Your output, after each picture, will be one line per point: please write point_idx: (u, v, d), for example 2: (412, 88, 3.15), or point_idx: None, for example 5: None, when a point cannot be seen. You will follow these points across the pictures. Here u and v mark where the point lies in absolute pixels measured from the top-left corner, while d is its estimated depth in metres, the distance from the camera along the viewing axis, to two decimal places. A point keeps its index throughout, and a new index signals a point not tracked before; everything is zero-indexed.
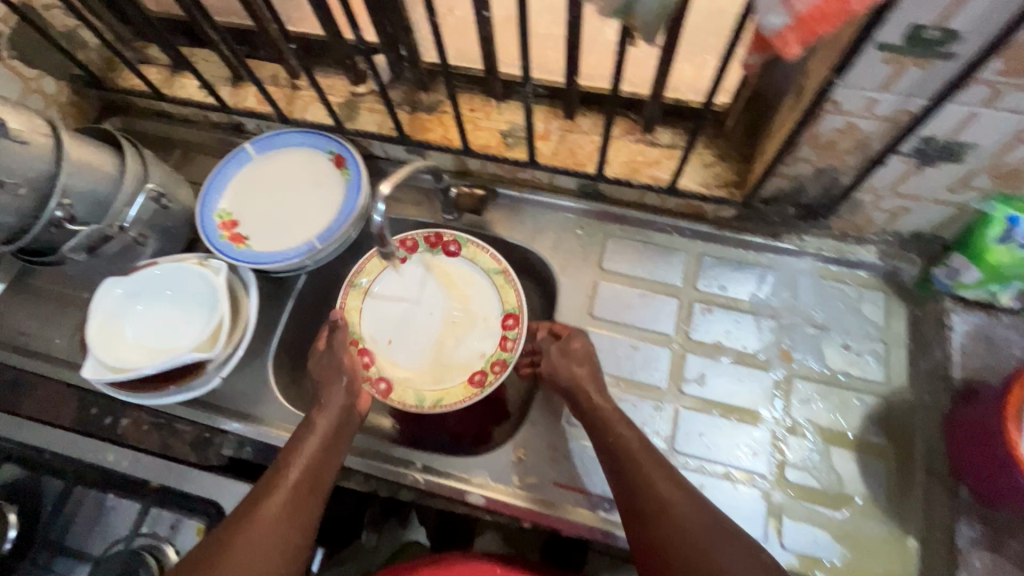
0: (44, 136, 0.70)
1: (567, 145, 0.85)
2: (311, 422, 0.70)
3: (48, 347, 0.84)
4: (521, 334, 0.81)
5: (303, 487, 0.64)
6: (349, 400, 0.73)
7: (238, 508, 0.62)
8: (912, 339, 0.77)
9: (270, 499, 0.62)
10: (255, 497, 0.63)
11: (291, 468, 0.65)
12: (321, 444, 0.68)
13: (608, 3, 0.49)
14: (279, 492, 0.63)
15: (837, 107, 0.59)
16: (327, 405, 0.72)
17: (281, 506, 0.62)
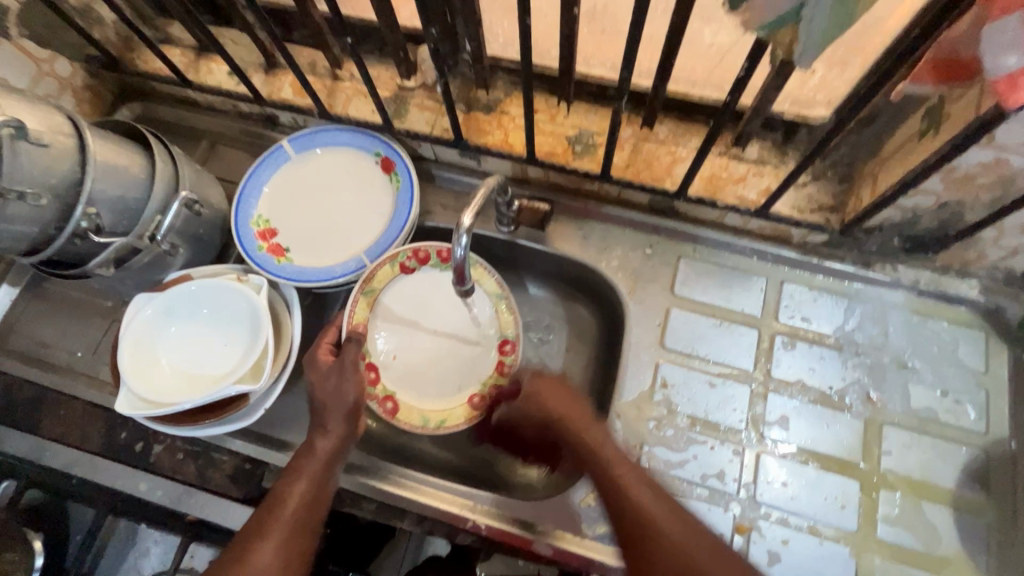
0: (66, 137, 0.61)
1: (643, 156, 0.76)
2: (306, 451, 0.62)
3: (69, 361, 0.77)
4: (515, 360, 0.75)
5: (298, 530, 0.58)
6: (349, 430, 0.64)
7: (225, 559, 0.56)
8: (1015, 386, 0.71)
9: (262, 545, 0.56)
10: (242, 546, 0.56)
11: (284, 508, 0.58)
12: (318, 478, 0.61)
13: (763, 19, 0.40)
14: (271, 539, 0.57)
15: (989, 142, 0.51)
16: (328, 428, 0.63)
17: (274, 555, 0.56)
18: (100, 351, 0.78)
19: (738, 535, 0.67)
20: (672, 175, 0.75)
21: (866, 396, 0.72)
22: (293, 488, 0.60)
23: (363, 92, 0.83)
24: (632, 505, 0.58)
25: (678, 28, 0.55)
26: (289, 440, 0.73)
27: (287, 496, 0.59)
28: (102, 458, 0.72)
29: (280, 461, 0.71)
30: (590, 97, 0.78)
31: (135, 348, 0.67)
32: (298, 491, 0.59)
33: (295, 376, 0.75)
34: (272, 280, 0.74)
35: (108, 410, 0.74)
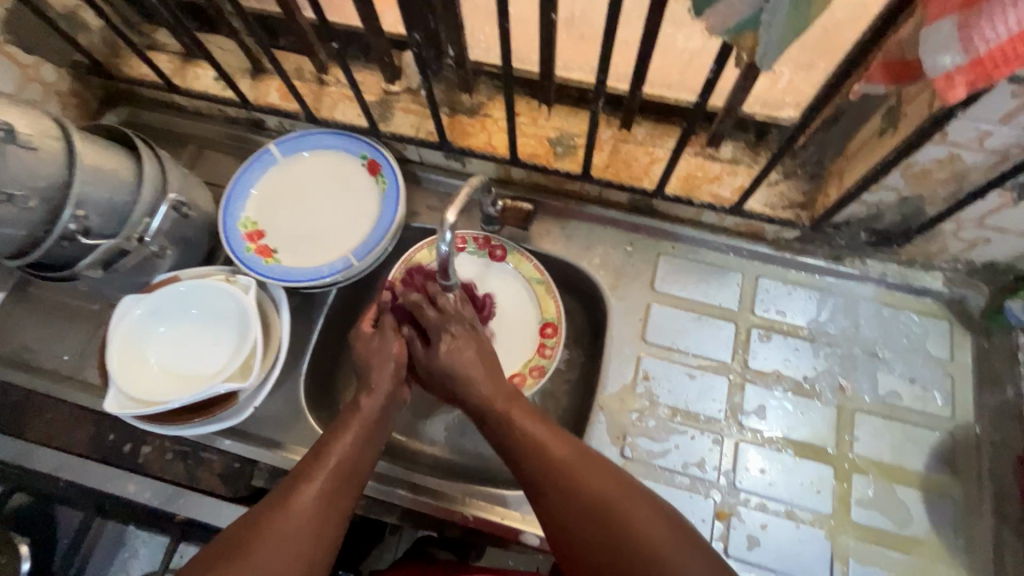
0: (54, 140, 0.62)
1: (622, 157, 0.79)
2: (353, 410, 0.64)
3: (55, 365, 0.77)
4: (557, 343, 0.78)
5: (342, 480, 0.58)
6: (396, 390, 0.67)
7: (269, 500, 0.56)
8: (979, 372, 0.74)
9: (304, 489, 0.57)
10: (286, 488, 0.57)
11: (329, 457, 0.59)
12: (363, 434, 0.62)
13: (725, 23, 0.43)
14: (314, 483, 0.57)
15: (943, 138, 0.55)
16: (375, 389, 0.65)
17: (314, 500, 0.56)
18: (87, 354, 0.78)
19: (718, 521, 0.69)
20: (650, 175, 0.78)
21: (838, 385, 0.75)
22: (340, 440, 0.61)
23: (349, 96, 0.85)
24: (568, 482, 0.57)
25: (650, 33, 0.57)
26: (277, 439, 0.73)
27: (333, 447, 0.60)
28: (90, 460, 0.72)
29: (270, 459, 0.72)
30: (570, 100, 0.80)
31: (123, 349, 0.68)
32: (343, 443, 0.61)
33: (285, 376, 0.76)
34: (260, 280, 0.75)
35: (96, 413, 0.74)
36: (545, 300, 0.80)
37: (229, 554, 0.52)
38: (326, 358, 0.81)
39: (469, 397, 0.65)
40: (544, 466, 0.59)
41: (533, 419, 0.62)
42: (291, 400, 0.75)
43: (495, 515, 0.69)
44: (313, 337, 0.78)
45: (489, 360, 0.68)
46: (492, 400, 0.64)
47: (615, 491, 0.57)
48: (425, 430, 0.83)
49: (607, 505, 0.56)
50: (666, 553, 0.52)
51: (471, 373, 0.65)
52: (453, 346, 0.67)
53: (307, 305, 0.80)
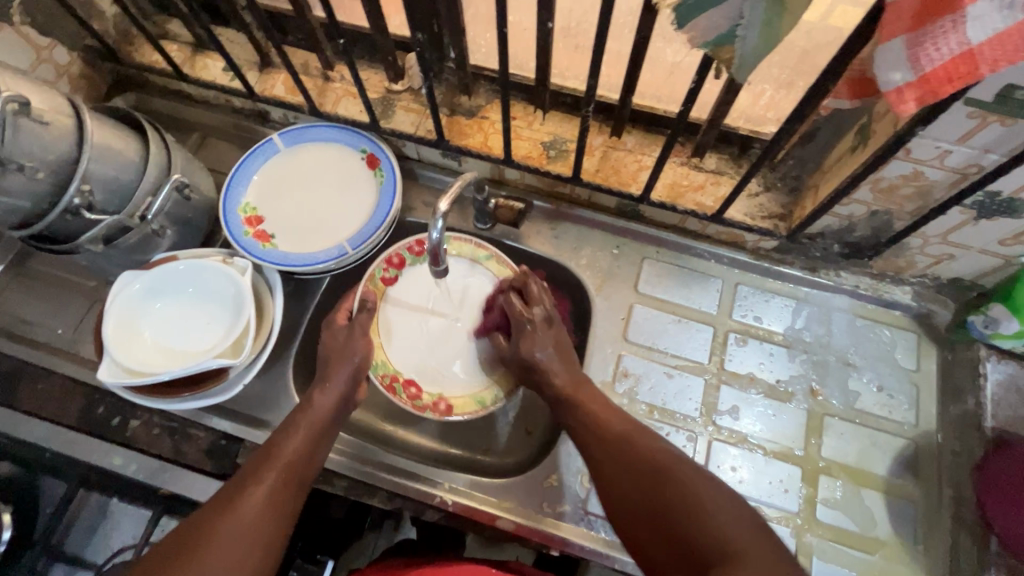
0: (66, 117, 0.65)
1: (611, 163, 0.82)
2: (300, 414, 0.64)
3: (50, 338, 0.78)
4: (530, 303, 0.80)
5: (292, 480, 0.59)
6: (349, 391, 0.68)
7: (216, 501, 0.55)
8: (943, 383, 0.77)
9: (255, 488, 0.56)
10: (235, 488, 0.57)
11: (279, 455, 0.59)
12: (314, 433, 0.63)
13: (703, 35, 0.46)
14: (265, 481, 0.57)
15: (907, 155, 0.59)
16: (329, 385, 0.67)
17: (267, 498, 0.56)
18: (81, 328, 0.79)
19: None
20: (638, 181, 0.81)
21: (810, 389, 0.77)
22: (288, 439, 0.61)
23: (352, 93, 0.88)
24: (618, 440, 0.61)
25: (640, 45, 0.61)
26: (264, 418, 0.75)
27: (282, 445, 0.60)
28: (79, 432, 0.73)
29: (256, 438, 0.73)
30: (564, 107, 0.84)
31: (119, 322, 0.70)
32: (294, 442, 0.61)
33: (275, 358, 0.78)
34: (256, 263, 0.77)
35: (88, 385, 0.76)
36: (500, 269, 0.82)
37: (183, 546, 0.52)
38: (316, 345, 0.83)
39: (549, 391, 0.69)
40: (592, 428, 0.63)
41: (593, 399, 0.66)
42: (280, 382, 0.77)
43: (474, 499, 0.71)
44: (304, 322, 0.81)
45: (567, 356, 0.71)
46: (569, 396, 0.67)
47: (636, 434, 0.61)
48: (410, 419, 0.85)
49: (639, 450, 0.59)
50: (683, 477, 0.55)
51: (546, 368, 0.69)
52: (536, 345, 0.70)
53: (301, 291, 0.82)
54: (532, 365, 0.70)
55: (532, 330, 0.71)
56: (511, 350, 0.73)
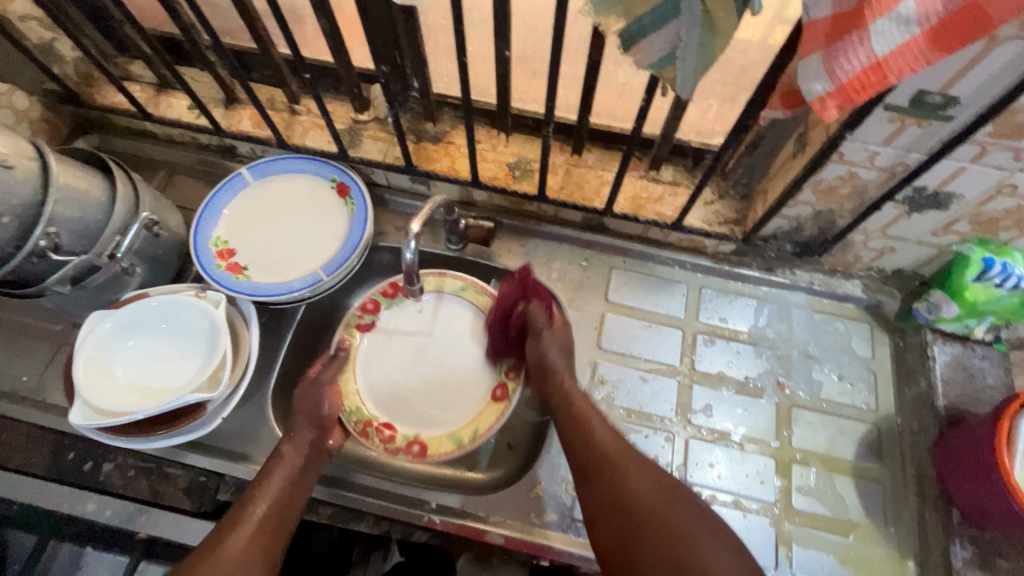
0: (30, 160, 0.65)
1: (574, 179, 0.86)
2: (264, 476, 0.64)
3: (13, 386, 0.76)
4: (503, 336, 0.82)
5: (270, 524, 0.61)
6: (320, 436, 0.70)
7: (197, 551, 0.58)
8: (897, 368, 0.82)
9: (233, 536, 0.58)
10: (216, 536, 0.59)
11: (245, 519, 0.60)
12: (290, 479, 0.65)
13: (646, 57, 0.51)
14: (242, 528, 0.59)
15: (840, 158, 0.64)
16: (297, 433, 0.68)
17: (245, 546, 0.58)
18: (47, 373, 0.77)
19: None
20: (601, 196, 0.85)
21: (777, 383, 0.81)
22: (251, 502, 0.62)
23: (319, 125, 0.90)
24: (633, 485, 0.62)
25: (592, 69, 0.65)
26: (245, 451, 0.74)
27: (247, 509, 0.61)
28: (48, 481, 0.71)
29: (236, 472, 0.72)
30: (526, 129, 0.88)
31: (91, 363, 0.69)
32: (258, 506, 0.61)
33: (253, 390, 0.78)
34: (229, 296, 0.77)
35: (57, 432, 0.74)
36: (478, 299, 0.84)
37: None
38: (293, 374, 0.83)
39: (554, 391, 0.72)
40: (586, 439, 0.67)
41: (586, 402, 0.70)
42: (258, 413, 0.76)
43: (461, 516, 0.72)
44: (281, 352, 0.80)
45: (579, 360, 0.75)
46: (567, 392, 0.71)
47: (650, 486, 0.62)
48: None
49: (622, 467, 0.64)
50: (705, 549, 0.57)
51: (552, 364, 0.73)
52: (545, 347, 0.74)
53: (276, 321, 0.82)
54: (545, 366, 0.73)
55: (549, 337, 0.74)
56: (534, 359, 0.74)
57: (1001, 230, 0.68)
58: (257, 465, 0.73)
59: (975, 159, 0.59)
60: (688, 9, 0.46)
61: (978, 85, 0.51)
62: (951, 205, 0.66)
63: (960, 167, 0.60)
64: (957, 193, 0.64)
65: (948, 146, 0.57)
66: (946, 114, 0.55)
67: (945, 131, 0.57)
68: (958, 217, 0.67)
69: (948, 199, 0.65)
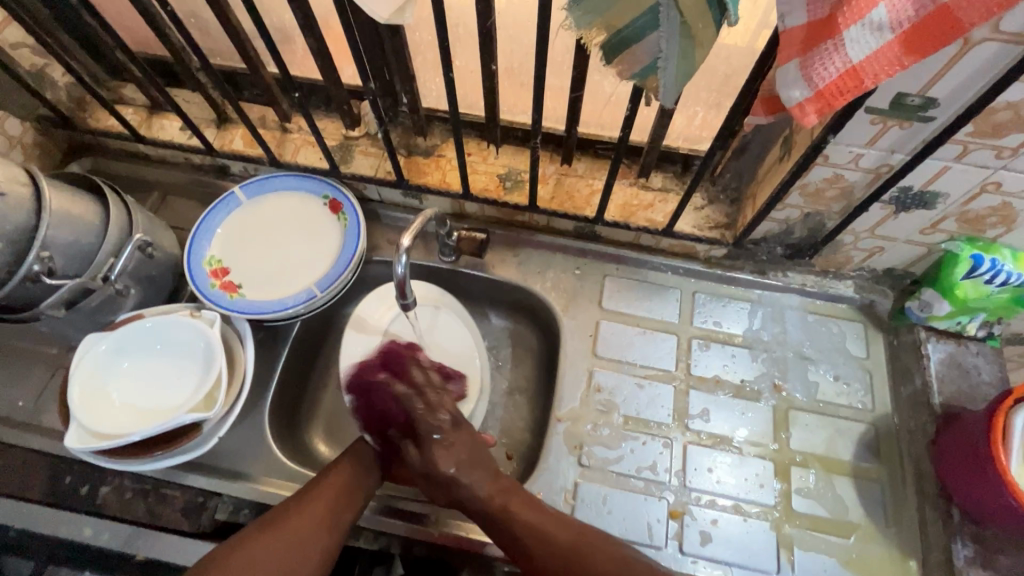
0: (22, 186, 0.65)
1: (565, 188, 0.87)
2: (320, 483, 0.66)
3: (10, 411, 0.76)
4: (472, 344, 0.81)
5: (334, 508, 0.64)
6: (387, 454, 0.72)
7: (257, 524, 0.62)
8: (892, 367, 0.82)
9: (295, 515, 0.63)
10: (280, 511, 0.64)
11: (312, 503, 0.64)
12: (360, 471, 0.69)
13: (628, 68, 0.51)
14: (306, 508, 0.64)
15: (825, 161, 0.65)
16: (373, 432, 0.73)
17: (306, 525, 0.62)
18: (44, 397, 0.77)
19: (673, 520, 0.73)
20: (591, 204, 0.86)
21: (773, 386, 0.81)
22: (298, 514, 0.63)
23: (311, 142, 0.91)
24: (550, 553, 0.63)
25: (577, 80, 0.66)
26: (243, 470, 0.74)
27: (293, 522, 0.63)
28: (46, 506, 0.71)
29: (235, 491, 0.72)
30: (515, 140, 0.89)
31: (86, 386, 0.69)
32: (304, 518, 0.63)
33: (250, 409, 0.78)
34: (224, 314, 0.77)
35: (54, 455, 0.74)
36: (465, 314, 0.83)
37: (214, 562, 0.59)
38: (290, 391, 0.83)
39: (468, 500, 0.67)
40: (506, 524, 0.65)
41: (512, 499, 0.66)
42: (255, 431, 0.76)
43: (459, 528, 0.71)
44: (277, 370, 0.81)
45: (481, 463, 0.69)
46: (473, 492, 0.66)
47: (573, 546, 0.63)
48: None
49: (589, 559, 0.62)
50: None
51: (461, 482, 0.67)
52: (444, 459, 0.67)
53: (272, 338, 0.82)
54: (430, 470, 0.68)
55: (444, 440, 0.69)
56: (422, 467, 0.68)
57: (988, 227, 0.68)
58: (255, 483, 0.73)
59: (958, 158, 0.59)
60: (667, 21, 0.47)
61: (956, 86, 0.52)
62: (937, 204, 0.67)
63: (943, 166, 0.61)
64: (942, 192, 0.65)
65: (930, 146, 0.58)
66: (926, 115, 0.56)
67: (927, 132, 0.58)
68: (945, 215, 0.68)
69: (934, 198, 0.66)
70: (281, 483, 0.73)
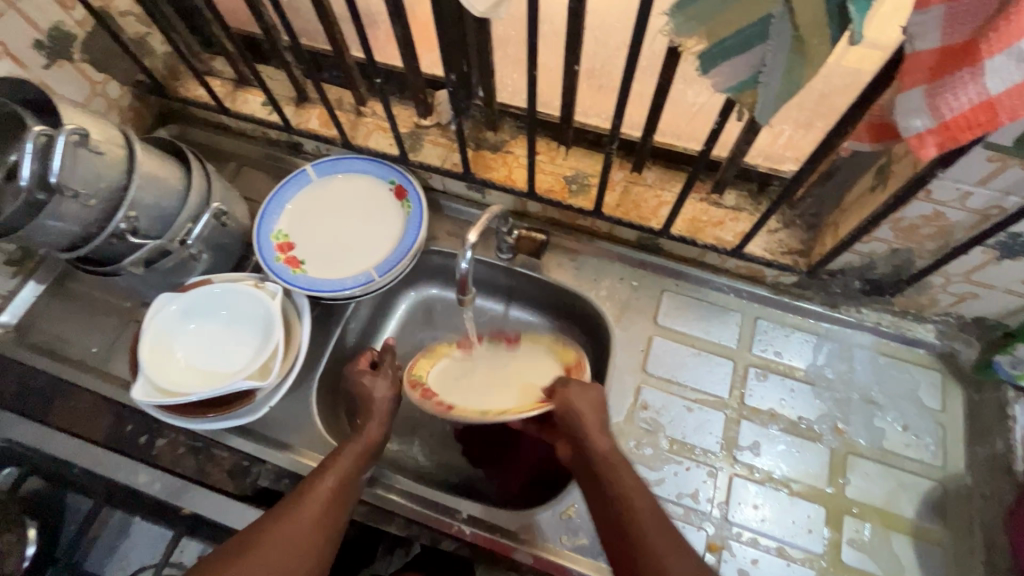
0: (119, 147, 0.69)
1: (631, 197, 0.84)
2: (307, 489, 0.63)
3: (84, 356, 0.82)
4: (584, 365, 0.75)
5: (335, 499, 0.63)
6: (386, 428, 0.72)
7: (267, 515, 0.61)
8: (970, 424, 0.76)
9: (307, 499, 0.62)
10: (292, 497, 0.63)
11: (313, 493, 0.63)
12: (357, 456, 0.67)
13: (724, 81, 0.49)
14: (314, 497, 0.62)
15: (927, 196, 0.60)
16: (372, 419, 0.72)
17: (314, 510, 0.61)
18: (116, 346, 0.82)
19: (710, 553, 0.70)
20: (658, 216, 0.83)
21: (835, 427, 0.77)
22: (273, 536, 0.59)
23: (383, 127, 0.92)
24: None
25: (661, 86, 0.64)
26: (288, 441, 0.76)
27: (268, 543, 0.58)
28: (107, 450, 0.75)
29: (278, 460, 0.74)
30: (586, 143, 0.86)
31: (154, 343, 0.73)
32: (282, 537, 0.59)
33: (299, 383, 0.80)
34: (286, 288, 0.79)
35: (118, 404, 0.78)
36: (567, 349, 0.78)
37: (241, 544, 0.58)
38: (338, 369, 0.85)
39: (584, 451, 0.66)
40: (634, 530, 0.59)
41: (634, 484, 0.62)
42: (303, 405, 0.79)
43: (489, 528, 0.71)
44: (328, 348, 0.83)
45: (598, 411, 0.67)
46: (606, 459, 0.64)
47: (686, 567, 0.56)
48: (427, 444, 0.87)
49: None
50: None
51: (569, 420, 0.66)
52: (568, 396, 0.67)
53: (327, 316, 0.84)
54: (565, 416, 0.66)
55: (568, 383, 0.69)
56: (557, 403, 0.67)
57: None
58: (298, 455, 0.75)
59: None
60: (776, 35, 0.44)
61: None
62: None
63: None
64: None
65: None
66: None
67: None
68: None
69: None
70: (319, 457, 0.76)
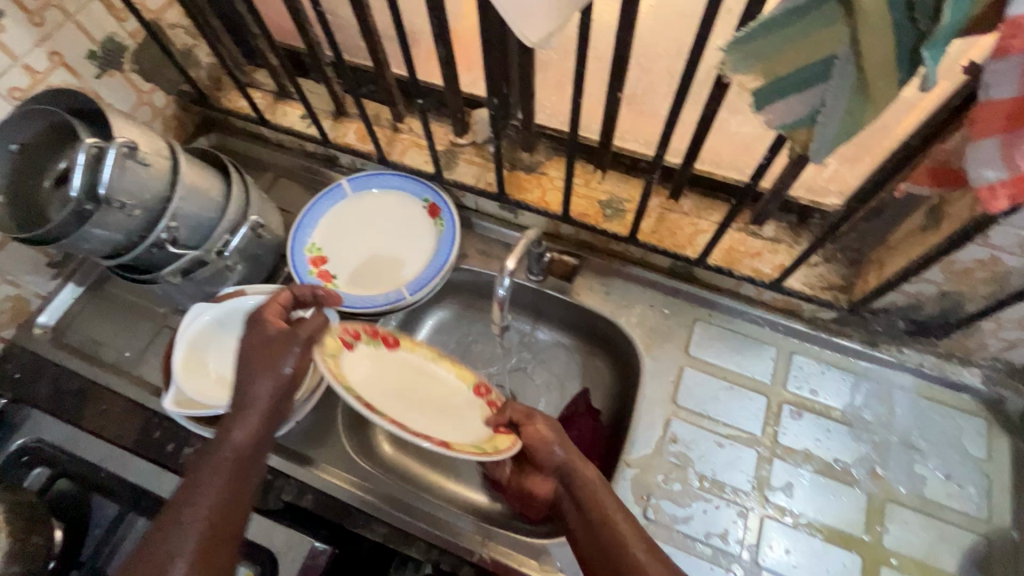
0: (164, 159, 0.70)
1: (667, 225, 0.83)
2: (191, 489, 0.55)
3: (117, 359, 0.83)
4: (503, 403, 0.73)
5: (234, 492, 0.56)
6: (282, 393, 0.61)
7: (155, 527, 0.53)
8: (1017, 476, 0.72)
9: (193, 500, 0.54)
10: (179, 501, 0.55)
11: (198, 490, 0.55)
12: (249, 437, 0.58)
13: (778, 118, 0.48)
14: (202, 497, 0.54)
15: (984, 241, 0.58)
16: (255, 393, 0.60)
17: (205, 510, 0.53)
18: (148, 351, 0.84)
19: None
20: (694, 244, 0.81)
21: (872, 471, 0.74)
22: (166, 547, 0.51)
23: (418, 144, 0.93)
24: None
25: (707, 117, 0.63)
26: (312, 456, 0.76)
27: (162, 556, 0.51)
28: (135, 455, 0.76)
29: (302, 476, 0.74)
30: (622, 167, 0.85)
31: (188, 353, 0.73)
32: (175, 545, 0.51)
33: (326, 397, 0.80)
34: None
35: (148, 410, 0.79)
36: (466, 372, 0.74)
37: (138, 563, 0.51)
38: None
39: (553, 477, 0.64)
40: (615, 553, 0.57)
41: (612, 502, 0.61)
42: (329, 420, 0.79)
43: (512, 558, 0.70)
44: None
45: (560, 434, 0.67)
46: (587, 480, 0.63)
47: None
48: (448, 464, 0.86)
49: None
50: None
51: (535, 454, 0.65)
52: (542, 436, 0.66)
53: None
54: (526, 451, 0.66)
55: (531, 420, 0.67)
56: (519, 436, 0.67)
57: None
58: (322, 471, 0.75)
59: None
60: (839, 77, 0.42)
61: None
62: None
63: None
64: None
65: None
66: None
67: None
68: None
69: None
70: (342, 473, 0.75)
